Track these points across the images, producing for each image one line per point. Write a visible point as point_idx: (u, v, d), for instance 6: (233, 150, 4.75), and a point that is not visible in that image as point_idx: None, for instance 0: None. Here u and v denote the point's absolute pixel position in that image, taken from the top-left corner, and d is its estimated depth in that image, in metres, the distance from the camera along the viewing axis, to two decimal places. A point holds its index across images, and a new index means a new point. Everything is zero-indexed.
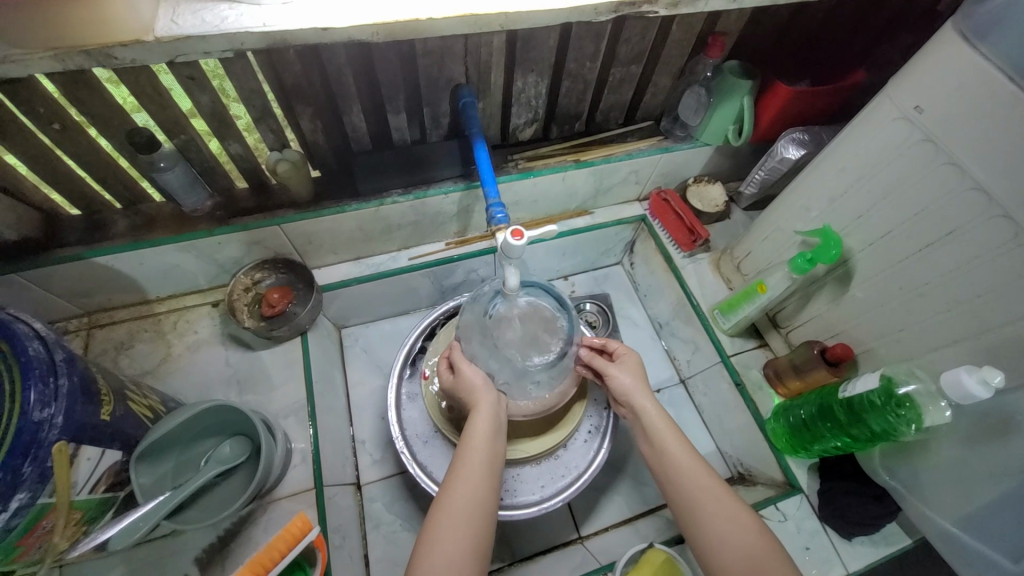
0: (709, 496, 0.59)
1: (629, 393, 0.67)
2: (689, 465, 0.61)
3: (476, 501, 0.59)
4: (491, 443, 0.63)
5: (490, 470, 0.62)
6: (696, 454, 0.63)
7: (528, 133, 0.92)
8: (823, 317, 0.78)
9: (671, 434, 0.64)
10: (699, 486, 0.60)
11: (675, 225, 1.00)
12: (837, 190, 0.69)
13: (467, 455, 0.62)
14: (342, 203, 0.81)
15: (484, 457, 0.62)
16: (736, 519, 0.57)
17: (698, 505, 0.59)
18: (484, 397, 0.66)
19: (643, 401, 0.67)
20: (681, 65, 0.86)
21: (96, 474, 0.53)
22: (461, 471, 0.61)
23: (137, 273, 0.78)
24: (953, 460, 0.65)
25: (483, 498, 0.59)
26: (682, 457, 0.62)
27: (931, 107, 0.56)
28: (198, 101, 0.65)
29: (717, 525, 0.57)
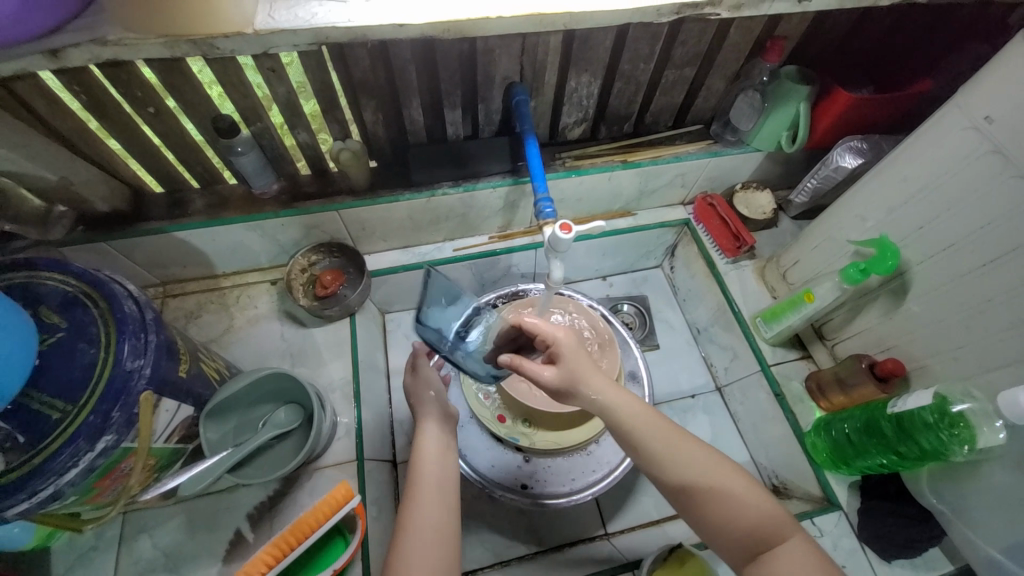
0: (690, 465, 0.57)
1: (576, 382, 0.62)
2: (664, 439, 0.59)
3: (432, 512, 0.60)
4: (442, 461, 0.66)
5: (443, 482, 0.64)
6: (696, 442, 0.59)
7: (577, 132, 0.93)
8: (873, 331, 0.76)
9: (639, 412, 0.61)
10: (681, 457, 0.57)
11: (719, 231, 0.99)
12: (896, 200, 0.67)
13: (417, 473, 0.64)
14: (395, 192, 0.85)
15: (435, 471, 0.64)
16: (734, 497, 0.54)
17: (685, 480, 0.56)
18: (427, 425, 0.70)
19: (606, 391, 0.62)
20: (736, 69, 0.86)
21: (172, 425, 0.59)
22: (414, 485, 0.62)
23: (208, 248, 0.84)
24: (1008, 486, 0.62)
25: (439, 510, 0.60)
26: (653, 431, 0.59)
27: (1002, 117, 0.54)
28: (275, 91, 0.71)
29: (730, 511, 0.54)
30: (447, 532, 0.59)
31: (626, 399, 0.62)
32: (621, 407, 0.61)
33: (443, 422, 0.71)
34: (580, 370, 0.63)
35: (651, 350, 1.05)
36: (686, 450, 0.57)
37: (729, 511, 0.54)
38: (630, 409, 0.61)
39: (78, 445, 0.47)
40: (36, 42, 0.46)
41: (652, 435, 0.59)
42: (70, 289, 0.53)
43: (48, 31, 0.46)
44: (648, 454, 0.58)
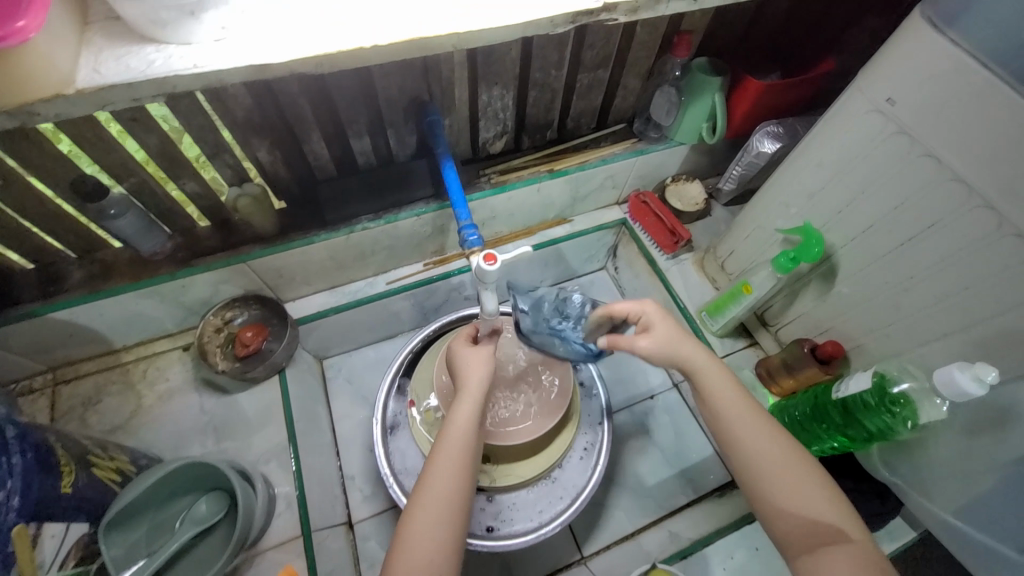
0: (785, 459, 0.51)
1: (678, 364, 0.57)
2: (763, 426, 0.53)
3: (445, 495, 0.52)
4: (473, 444, 0.57)
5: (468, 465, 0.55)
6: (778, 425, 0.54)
7: (499, 145, 0.89)
8: (810, 315, 0.76)
9: (735, 396, 0.55)
10: (772, 447, 0.51)
11: (656, 228, 0.99)
12: (814, 186, 0.68)
13: (447, 443, 0.56)
14: (310, 233, 0.78)
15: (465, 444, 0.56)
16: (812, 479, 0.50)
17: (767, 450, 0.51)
18: (469, 383, 0.61)
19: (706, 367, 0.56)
20: (648, 66, 0.85)
21: (68, 546, 0.52)
22: (437, 458, 0.55)
23: (99, 324, 0.74)
24: (951, 453, 0.63)
25: (455, 494, 0.52)
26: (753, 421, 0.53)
27: (903, 98, 0.54)
28: (145, 143, 0.62)
29: (797, 494, 0.49)
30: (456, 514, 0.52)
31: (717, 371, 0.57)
32: (719, 388, 0.55)
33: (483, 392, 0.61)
34: (676, 349, 0.57)
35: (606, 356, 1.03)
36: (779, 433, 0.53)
37: (809, 500, 0.49)
38: (733, 392, 0.55)
39: None
40: None
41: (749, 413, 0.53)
42: None
43: None
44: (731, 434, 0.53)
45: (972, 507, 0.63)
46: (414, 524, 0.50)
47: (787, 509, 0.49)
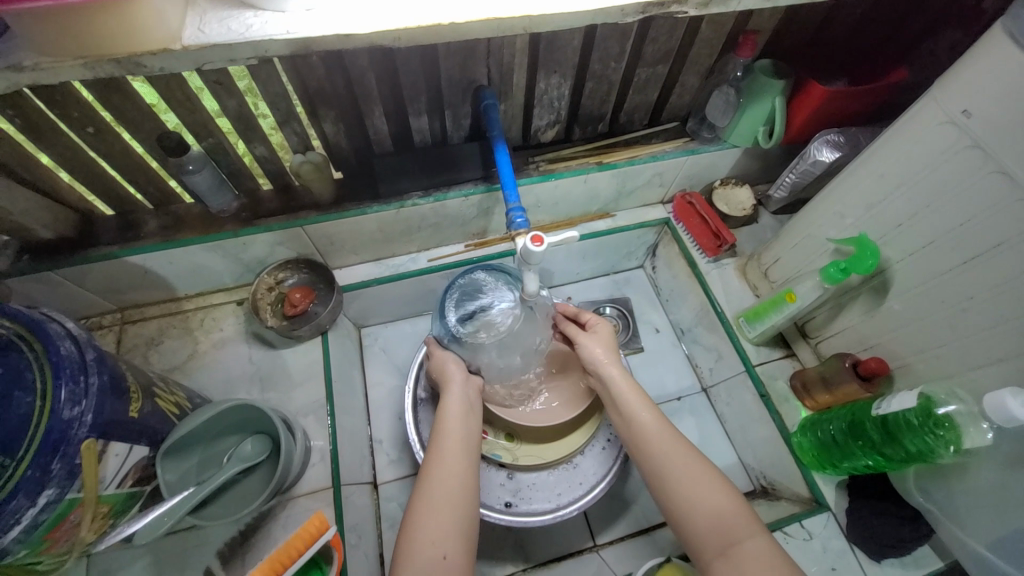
0: (678, 465, 0.59)
1: (598, 364, 0.70)
2: (662, 437, 0.62)
3: (452, 475, 0.60)
4: (465, 429, 0.65)
5: (465, 452, 0.63)
6: (675, 433, 0.62)
7: (550, 134, 0.90)
8: (855, 330, 0.74)
9: (652, 411, 0.65)
10: (677, 455, 0.60)
11: (700, 230, 0.98)
12: (874, 198, 0.66)
13: (442, 436, 0.63)
14: (363, 204, 0.81)
15: (460, 430, 0.64)
16: (712, 485, 0.58)
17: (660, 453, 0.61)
18: (453, 381, 0.69)
19: (613, 371, 0.69)
20: (709, 64, 0.84)
21: (124, 469, 0.54)
22: (434, 452, 0.62)
23: (167, 271, 0.80)
24: (992, 483, 0.61)
25: (460, 473, 0.60)
26: (663, 433, 0.62)
27: (981, 112, 0.52)
28: (225, 105, 0.67)
29: (694, 491, 0.57)
30: (466, 492, 0.59)
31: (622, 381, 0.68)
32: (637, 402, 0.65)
33: (465, 382, 0.70)
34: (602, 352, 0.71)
35: (635, 354, 1.03)
36: (673, 444, 0.61)
37: (704, 501, 0.57)
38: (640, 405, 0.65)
39: (19, 502, 0.43)
40: None
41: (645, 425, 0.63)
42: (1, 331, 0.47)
43: None
44: (643, 441, 0.62)
45: (1014, 543, 0.60)
46: (416, 504, 0.58)
47: (685, 502, 0.57)
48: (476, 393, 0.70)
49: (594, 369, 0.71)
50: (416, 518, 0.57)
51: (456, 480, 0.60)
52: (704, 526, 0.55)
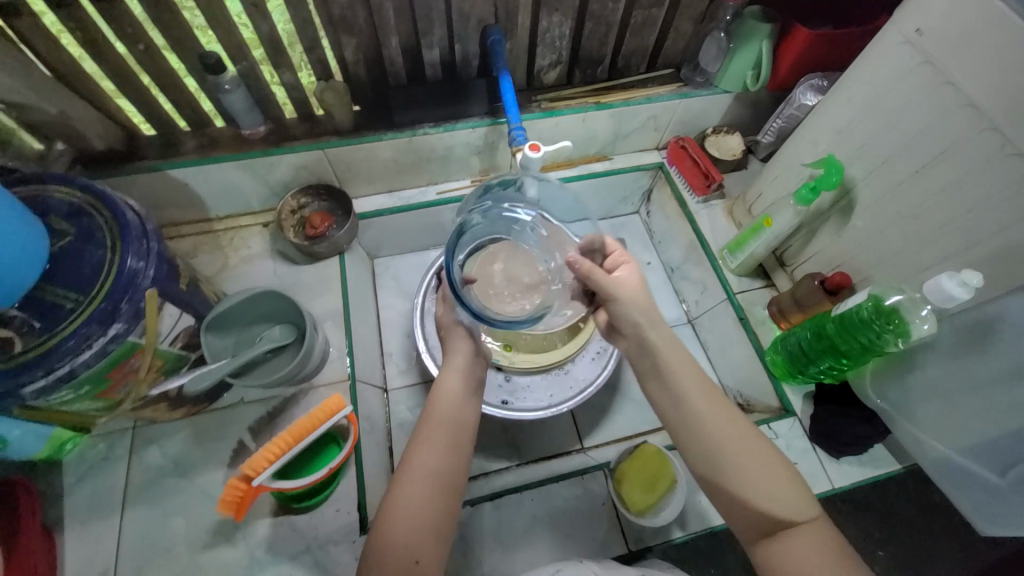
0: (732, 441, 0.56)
1: (639, 325, 0.64)
2: (713, 413, 0.58)
3: (439, 455, 0.60)
4: (462, 410, 0.65)
5: (455, 430, 0.63)
6: (725, 410, 0.58)
7: (552, 76, 0.97)
8: (826, 251, 0.81)
9: (702, 390, 0.60)
10: (733, 438, 0.56)
11: (691, 172, 1.04)
12: (842, 123, 0.72)
13: (434, 411, 0.64)
14: (379, 131, 0.89)
15: (453, 414, 0.64)
16: (755, 465, 0.55)
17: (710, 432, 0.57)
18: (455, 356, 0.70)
19: (655, 337, 0.63)
20: (702, 9, 0.90)
21: (176, 330, 0.64)
22: (426, 426, 0.63)
23: (202, 189, 0.88)
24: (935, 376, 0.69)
25: (447, 453, 0.61)
26: (714, 413, 0.58)
27: (930, 29, 0.58)
28: (259, 29, 0.74)
29: (743, 473, 0.55)
30: (452, 476, 0.60)
31: (668, 345, 0.62)
32: (690, 387, 0.60)
33: (471, 357, 0.71)
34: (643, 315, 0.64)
35: None
36: (725, 420, 0.58)
37: (757, 485, 0.54)
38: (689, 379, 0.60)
39: (92, 328, 0.52)
40: None
41: (699, 402, 0.59)
42: (77, 202, 0.57)
43: None
44: (697, 432, 0.58)
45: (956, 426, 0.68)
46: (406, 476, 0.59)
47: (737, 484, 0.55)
48: (478, 368, 0.71)
49: (632, 329, 0.65)
50: (420, 502, 0.57)
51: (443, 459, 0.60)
52: (755, 514, 0.54)
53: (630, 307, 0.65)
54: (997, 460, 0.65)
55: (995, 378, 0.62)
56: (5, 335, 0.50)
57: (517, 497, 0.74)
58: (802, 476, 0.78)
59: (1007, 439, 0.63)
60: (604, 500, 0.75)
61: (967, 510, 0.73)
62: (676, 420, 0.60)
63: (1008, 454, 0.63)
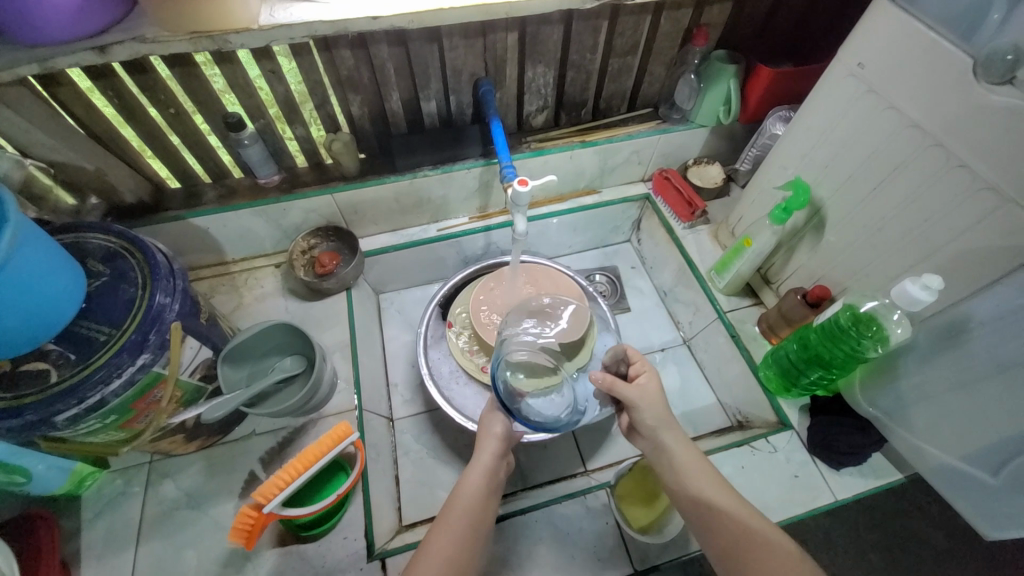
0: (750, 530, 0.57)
1: (655, 427, 0.66)
2: (731, 505, 0.60)
3: (455, 546, 0.60)
4: (487, 500, 0.66)
5: (477, 519, 0.64)
6: (749, 509, 0.60)
7: (540, 119, 1.06)
8: (806, 267, 0.86)
9: (724, 490, 0.62)
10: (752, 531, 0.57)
11: (675, 200, 1.11)
12: (806, 147, 0.79)
13: (456, 499, 0.65)
14: (382, 175, 0.97)
15: (474, 505, 0.65)
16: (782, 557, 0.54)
17: (730, 526, 0.58)
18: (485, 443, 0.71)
19: (671, 440, 0.66)
20: (672, 55, 1.00)
21: (195, 362, 0.69)
22: (446, 515, 0.63)
23: (220, 234, 0.95)
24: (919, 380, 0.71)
25: (463, 546, 0.61)
26: (732, 507, 0.60)
27: (870, 62, 0.65)
28: (275, 90, 0.84)
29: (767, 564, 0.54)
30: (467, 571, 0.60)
31: (679, 439, 0.66)
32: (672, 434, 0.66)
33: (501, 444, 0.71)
34: (659, 417, 0.67)
35: (623, 313, 1.15)
36: (747, 515, 0.59)
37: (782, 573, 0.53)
38: (707, 476, 0.62)
39: (122, 359, 0.57)
40: (86, 42, 0.60)
41: (715, 496, 0.61)
42: (112, 245, 0.64)
43: (96, 31, 0.59)
44: (712, 525, 0.59)
45: (945, 429, 0.70)
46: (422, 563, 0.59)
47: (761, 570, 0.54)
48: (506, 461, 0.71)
49: (649, 430, 0.67)
50: None
51: (459, 552, 0.60)
52: None
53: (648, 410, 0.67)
54: (991, 458, 0.67)
55: (974, 377, 0.65)
56: (44, 367, 0.55)
57: (522, 519, 0.75)
58: (804, 489, 0.78)
59: (996, 436, 0.65)
60: (608, 519, 0.76)
61: (971, 513, 0.74)
62: (695, 517, 0.61)
63: (997, 453, 0.66)
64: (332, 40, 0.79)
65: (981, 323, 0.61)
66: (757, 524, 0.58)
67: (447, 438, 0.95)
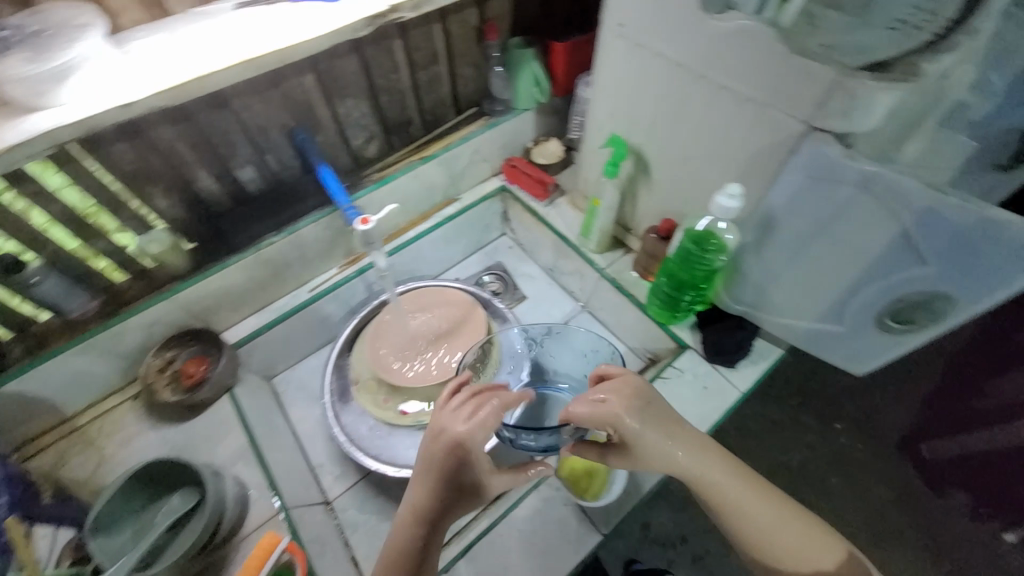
0: (762, 510, 0.61)
1: (666, 457, 0.61)
2: (745, 494, 0.62)
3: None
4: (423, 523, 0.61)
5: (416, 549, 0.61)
6: (755, 489, 0.63)
7: (373, 148, 1.04)
8: (651, 206, 0.94)
9: (734, 481, 0.62)
10: (765, 508, 0.62)
11: (528, 182, 1.16)
12: (611, 105, 0.86)
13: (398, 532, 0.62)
14: (222, 259, 0.89)
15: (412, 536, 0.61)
16: (786, 523, 0.61)
17: (749, 512, 0.61)
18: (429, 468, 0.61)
19: (678, 455, 0.62)
20: (474, 54, 1.04)
21: (56, 549, 0.67)
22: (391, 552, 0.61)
23: (46, 391, 0.81)
24: (763, 274, 0.81)
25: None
26: (748, 496, 0.62)
27: (627, 19, 0.73)
28: (50, 212, 0.72)
29: (776, 534, 0.61)
30: None
31: (687, 449, 0.62)
32: (689, 456, 0.62)
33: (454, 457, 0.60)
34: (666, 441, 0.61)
35: (521, 303, 1.18)
36: (759, 499, 0.62)
37: (789, 540, 0.61)
38: (721, 476, 0.62)
39: None
40: None
41: (730, 490, 0.62)
42: None
43: None
44: (737, 517, 0.61)
45: (802, 305, 0.81)
46: None
47: (772, 541, 0.61)
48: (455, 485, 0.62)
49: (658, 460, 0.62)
50: None
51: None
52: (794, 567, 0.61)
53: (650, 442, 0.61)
54: (838, 314, 0.78)
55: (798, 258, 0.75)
56: None
57: (489, 539, 0.74)
58: (716, 394, 0.87)
59: (833, 297, 0.75)
60: (566, 500, 0.78)
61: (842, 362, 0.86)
62: (713, 508, 0.63)
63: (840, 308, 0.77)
64: (100, 136, 0.70)
65: (782, 214, 0.71)
66: (766, 519, 0.61)
67: (393, 494, 0.91)
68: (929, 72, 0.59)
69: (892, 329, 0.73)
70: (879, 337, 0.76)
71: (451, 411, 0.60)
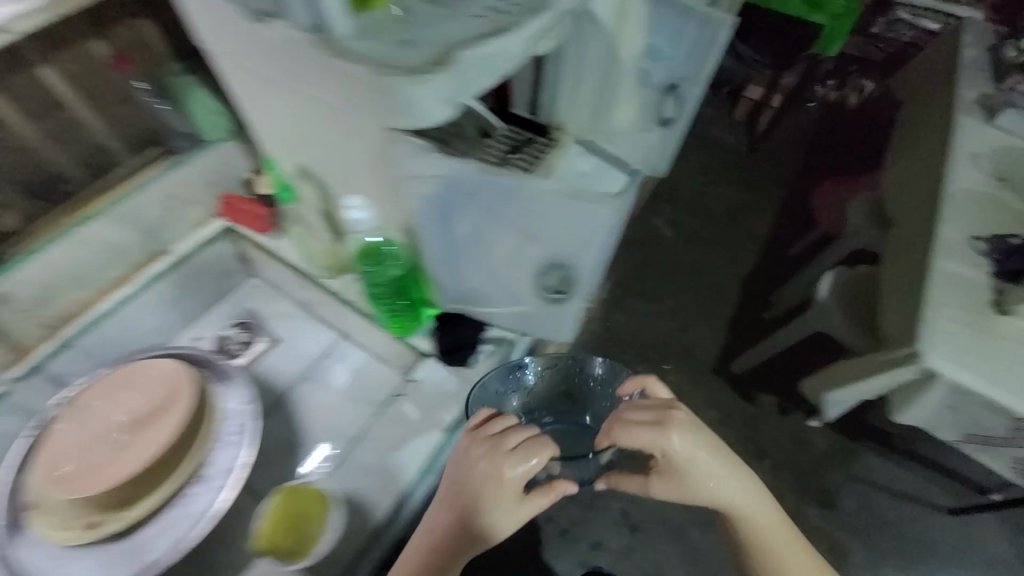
0: (739, 500, 0.80)
1: (687, 456, 0.76)
2: (718, 468, 0.78)
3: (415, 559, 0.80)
4: (450, 531, 0.77)
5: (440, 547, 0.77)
6: (721, 459, 0.79)
7: (9, 216, 1.01)
8: (349, 223, 0.93)
9: (711, 458, 0.78)
10: (739, 494, 0.80)
11: (245, 217, 1.07)
12: (270, 123, 0.87)
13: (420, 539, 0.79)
14: None
15: (425, 541, 0.78)
16: (755, 496, 0.81)
17: (733, 505, 0.80)
18: (485, 485, 0.73)
19: (679, 454, 0.77)
20: (115, 95, 1.09)
21: None
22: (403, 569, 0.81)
23: None
24: (444, 262, 0.87)
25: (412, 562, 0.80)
26: (722, 477, 0.78)
27: (222, 37, 0.73)
28: None
29: (755, 515, 0.81)
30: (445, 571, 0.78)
31: (687, 439, 0.77)
32: (711, 463, 0.78)
33: (491, 483, 0.73)
34: (690, 452, 0.76)
35: (275, 345, 1.11)
36: (729, 463, 0.79)
37: (766, 519, 0.81)
38: (712, 466, 0.78)
39: None
40: None
41: (721, 465, 0.78)
42: None
43: None
44: (711, 498, 0.80)
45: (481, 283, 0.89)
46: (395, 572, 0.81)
47: (743, 521, 0.82)
48: (466, 524, 0.75)
49: (684, 459, 0.77)
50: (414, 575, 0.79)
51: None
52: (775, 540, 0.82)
53: (681, 455, 0.77)
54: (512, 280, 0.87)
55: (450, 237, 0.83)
56: None
57: None
58: (440, 406, 1.01)
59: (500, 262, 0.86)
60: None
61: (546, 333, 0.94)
62: (700, 497, 0.80)
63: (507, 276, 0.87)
64: None
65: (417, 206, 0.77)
66: (736, 498, 0.80)
67: None
68: (474, 57, 0.60)
69: (546, 296, 0.86)
70: (545, 301, 0.87)
71: (484, 443, 0.77)
